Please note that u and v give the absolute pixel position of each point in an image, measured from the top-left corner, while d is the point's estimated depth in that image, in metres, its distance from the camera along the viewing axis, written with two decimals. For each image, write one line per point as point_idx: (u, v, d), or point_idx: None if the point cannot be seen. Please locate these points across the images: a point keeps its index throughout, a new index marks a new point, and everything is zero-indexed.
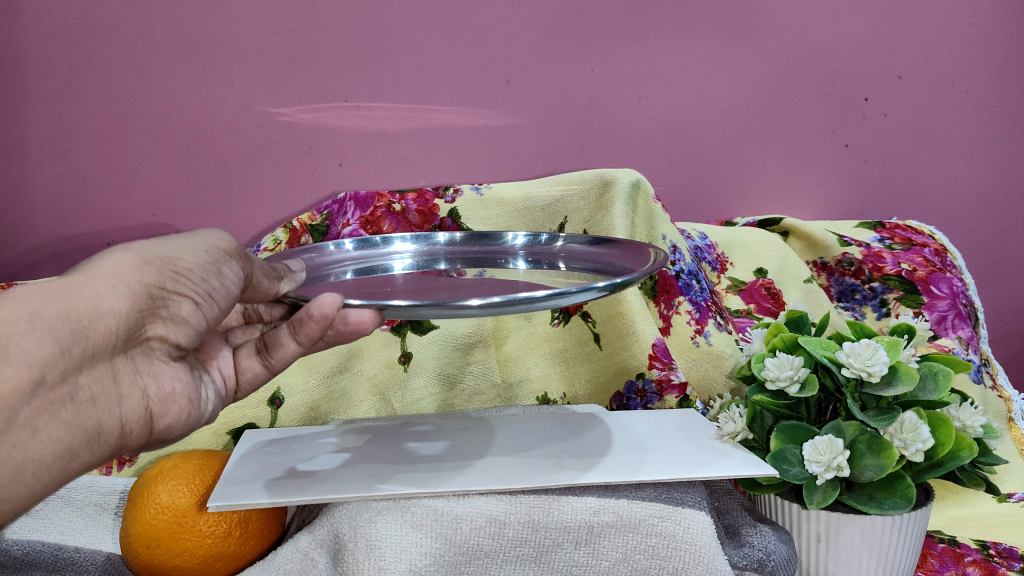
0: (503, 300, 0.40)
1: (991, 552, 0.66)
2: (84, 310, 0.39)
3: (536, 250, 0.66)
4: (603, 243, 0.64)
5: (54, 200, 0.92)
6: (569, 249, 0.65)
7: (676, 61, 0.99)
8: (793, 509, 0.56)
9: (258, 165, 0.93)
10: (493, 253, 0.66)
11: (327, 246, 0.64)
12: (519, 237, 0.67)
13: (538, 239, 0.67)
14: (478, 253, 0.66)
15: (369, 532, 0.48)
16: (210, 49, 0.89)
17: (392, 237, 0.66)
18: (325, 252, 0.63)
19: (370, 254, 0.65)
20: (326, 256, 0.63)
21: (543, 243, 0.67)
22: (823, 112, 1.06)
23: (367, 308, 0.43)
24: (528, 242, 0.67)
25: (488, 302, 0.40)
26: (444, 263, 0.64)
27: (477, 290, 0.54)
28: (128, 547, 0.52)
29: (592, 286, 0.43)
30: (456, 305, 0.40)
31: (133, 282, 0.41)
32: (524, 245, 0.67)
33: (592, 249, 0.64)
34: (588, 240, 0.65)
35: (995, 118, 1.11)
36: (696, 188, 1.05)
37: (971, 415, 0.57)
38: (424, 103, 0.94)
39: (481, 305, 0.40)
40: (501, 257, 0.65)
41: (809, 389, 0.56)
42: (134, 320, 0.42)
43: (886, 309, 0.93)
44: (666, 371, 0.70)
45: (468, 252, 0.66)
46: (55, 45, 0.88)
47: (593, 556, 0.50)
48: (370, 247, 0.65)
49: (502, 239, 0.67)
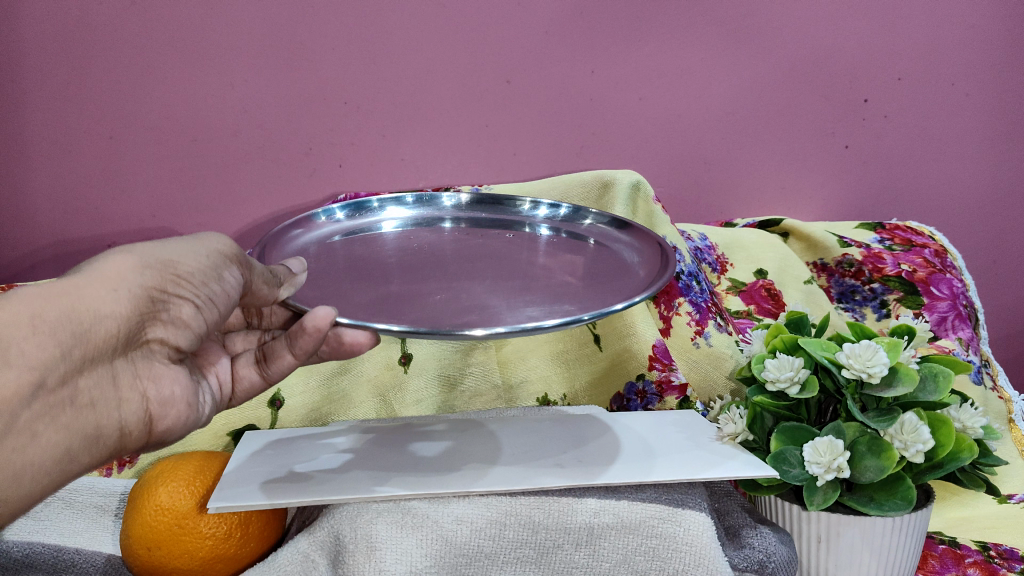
0: (506, 331, 0.40)
1: (991, 553, 0.66)
2: (86, 313, 0.39)
3: (556, 224, 0.65)
4: (624, 226, 0.63)
5: (55, 200, 0.92)
6: (592, 228, 0.64)
7: (676, 62, 0.99)
8: (793, 510, 0.56)
9: (259, 166, 0.93)
10: (508, 219, 0.66)
11: (315, 217, 0.64)
12: (541, 208, 0.66)
13: (559, 213, 0.66)
14: (492, 218, 0.67)
15: (369, 534, 0.48)
16: (212, 49, 0.89)
17: (394, 198, 0.66)
18: (313, 222, 0.63)
19: (362, 221, 0.65)
20: (316, 228, 0.63)
21: (563, 216, 0.66)
22: (823, 113, 1.06)
23: (357, 327, 0.43)
24: (549, 214, 0.66)
25: (492, 332, 0.40)
26: (448, 220, 0.66)
27: (480, 285, 0.54)
28: (129, 549, 0.52)
29: (608, 308, 0.43)
30: (459, 333, 0.40)
31: (134, 285, 0.41)
32: (545, 217, 0.66)
33: (613, 232, 0.63)
34: (612, 220, 0.64)
35: (996, 121, 1.11)
36: (695, 189, 1.05)
37: (971, 415, 0.57)
38: (424, 104, 0.94)
39: (485, 334, 0.40)
40: (514, 225, 0.66)
41: (809, 390, 0.57)
42: (134, 323, 0.42)
43: (886, 309, 0.93)
44: (666, 372, 0.70)
45: (477, 217, 0.66)
46: (55, 46, 0.87)
47: (594, 558, 0.50)
48: (363, 215, 0.65)
49: (518, 207, 0.67)
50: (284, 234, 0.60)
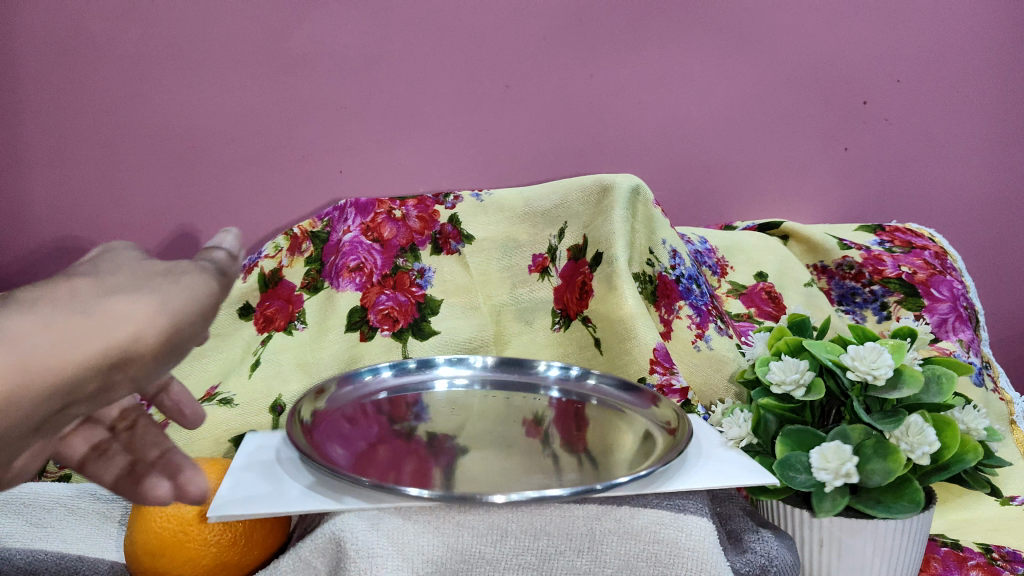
0: (521, 498, 0.45)
1: (994, 555, 0.65)
2: (64, 365, 0.21)
3: (566, 385, 0.68)
4: (629, 389, 0.65)
5: (53, 206, 0.92)
6: (597, 389, 0.67)
7: (674, 66, 1.00)
8: (799, 515, 0.56)
9: (259, 172, 0.94)
10: (522, 382, 0.69)
11: (363, 375, 0.68)
12: (552, 368, 0.69)
13: (569, 372, 0.69)
14: (513, 380, 0.69)
15: (366, 544, 0.47)
16: (215, 56, 0.90)
17: (435, 361, 0.70)
18: (360, 380, 0.67)
19: (408, 379, 0.69)
20: (364, 387, 0.67)
21: (573, 376, 0.68)
22: (822, 115, 1.06)
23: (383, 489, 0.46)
24: (559, 374, 0.69)
25: (509, 497, 0.45)
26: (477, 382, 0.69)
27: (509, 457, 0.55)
28: (134, 557, 0.51)
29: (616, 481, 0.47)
30: (481, 496, 0.45)
31: (136, 332, 0.22)
32: (557, 377, 0.69)
33: (618, 395, 0.65)
34: (617, 382, 0.66)
35: (994, 124, 1.11)
36: (696, 192, 1.05)
37: (974, 417, 0.57)
38: (424, 109, 0.95)
39: (504, 499, 0.45)
40: (530, 388, 0.68)
41: (815, 392, 0.56)
42: (74, 391, 0.22)
43: (886, 312, 0.92)
44: (666, 376, 0.70)
45: (502, 380, 0.69)
46: (57, 52, 0.88)
47: (596, 564, 0.49)
48: (408, 373, 0.69)
49: (535, 368, 0.69)
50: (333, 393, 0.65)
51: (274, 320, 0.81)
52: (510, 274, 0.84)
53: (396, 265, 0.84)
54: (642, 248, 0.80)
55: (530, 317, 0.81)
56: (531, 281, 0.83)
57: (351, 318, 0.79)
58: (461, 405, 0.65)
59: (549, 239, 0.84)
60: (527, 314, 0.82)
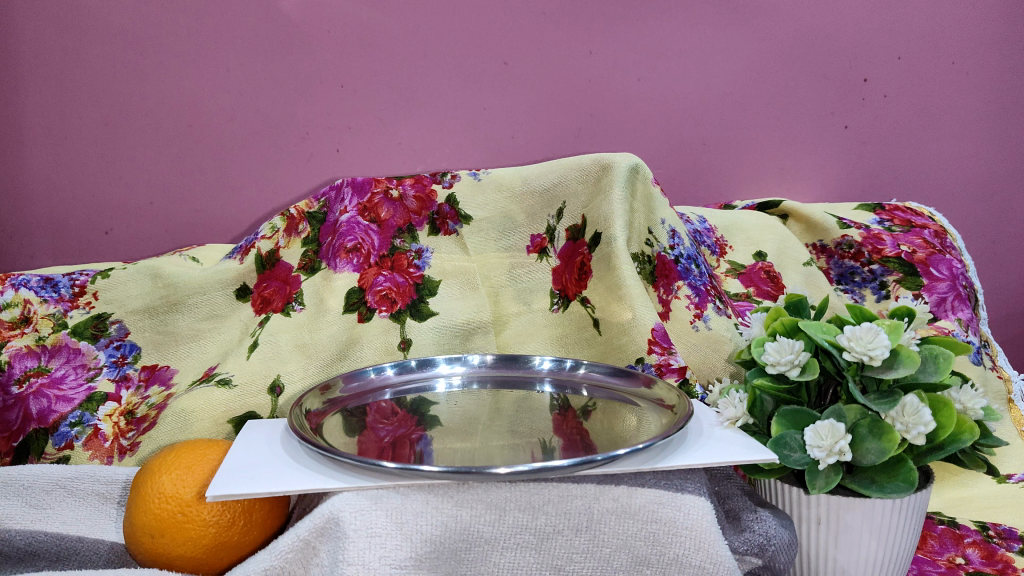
0: (526, 469, 0.45)
1: (991, 533, 0.66)
2: None
3: (560, 377, 0.68)
4: (620, 374, 0.66)
5: (49, 187, 0.91)
6: (589, 377, 0.68)
7: (673, 42, 0.99)
8: (793, 493, 0.57)
9: (256, 151, 0.92)
10: (519, 377, 0.69)
11: (367, 372, 0.68)
12: (546, 361, 0.69)
13: (563, 365, 0.69)
14: (507, 377, 0.69)
15: (369, 524, 0.47)
16: (210, 32, 0.89)
17: (435, 358, 0.70)
18: (364, 378, 0.67)
19: (413, 377, 0.69)
20: (369, 384, 0.67)
21: (566, 369, 0.69)
22: (824, 92, 1.05)
23: (404, 472, 0.46)
24: (553, 367, 0.69)
25: (514, 470, 0.45)
26: (476, 382, 0.69)
27: (512, 449, 0.53)
28: (135, 538, 0.52)
29: (614, 452, 0.47)
30: (486, 471, 0.45)
31: None
32: (550, 370, 0.69)
33: (609, 381, 0.66)
34: (609, 369, 0.67)
35: (995, 100, 1.10)
36: (696, 171, 1.04)
37: (971, 397, 0.57)
38: (422, 86, 0.94)
39: (508, 472, 0.45)
40: (526, 384, 0.68)
41: (810, 372, 0.56)
42: None
43: (886, 291, 0.92)
44: (666, 356, 0.69)
45: (500, 376, 0.69)
46: (53, 30, 0.87)
47: (594, 543, 0.50)
48: (411, 371, 0.69)
49: (530, 362, 0.69)
50: (336, 386, 0.65)
51: (272, 301, 0.80)
52: (510, 254, 0.83)
53: (395, 246, 0.83)
54: (640, 230, 0.79)
55: (529, 298, 0.81)
56: (530, 262, 0.83)
57: (350, 300, 0.78)
58: (460, 404, 0.64)
59: (548, 219, 0.83)
60: (527, 295, 0.82)
